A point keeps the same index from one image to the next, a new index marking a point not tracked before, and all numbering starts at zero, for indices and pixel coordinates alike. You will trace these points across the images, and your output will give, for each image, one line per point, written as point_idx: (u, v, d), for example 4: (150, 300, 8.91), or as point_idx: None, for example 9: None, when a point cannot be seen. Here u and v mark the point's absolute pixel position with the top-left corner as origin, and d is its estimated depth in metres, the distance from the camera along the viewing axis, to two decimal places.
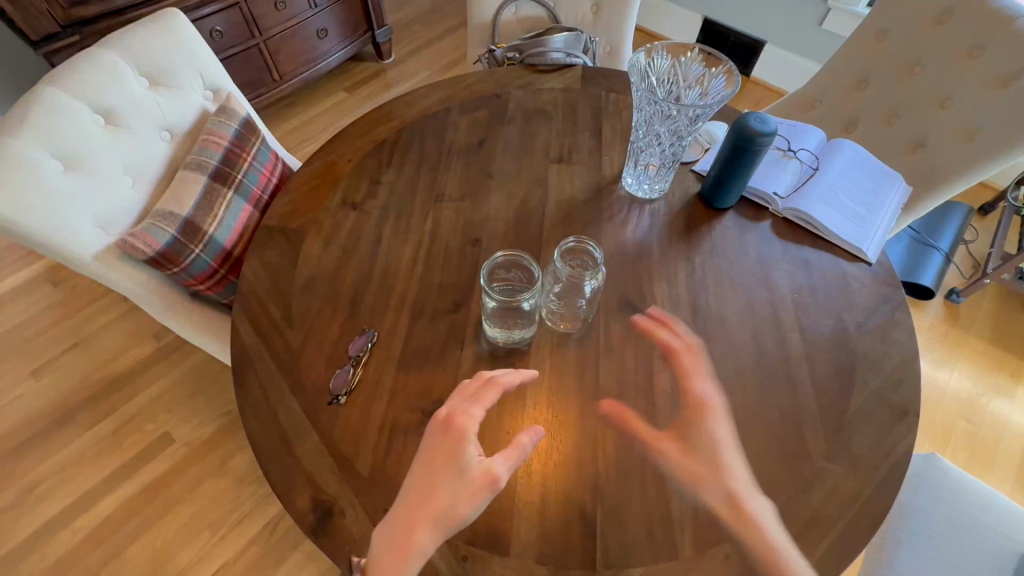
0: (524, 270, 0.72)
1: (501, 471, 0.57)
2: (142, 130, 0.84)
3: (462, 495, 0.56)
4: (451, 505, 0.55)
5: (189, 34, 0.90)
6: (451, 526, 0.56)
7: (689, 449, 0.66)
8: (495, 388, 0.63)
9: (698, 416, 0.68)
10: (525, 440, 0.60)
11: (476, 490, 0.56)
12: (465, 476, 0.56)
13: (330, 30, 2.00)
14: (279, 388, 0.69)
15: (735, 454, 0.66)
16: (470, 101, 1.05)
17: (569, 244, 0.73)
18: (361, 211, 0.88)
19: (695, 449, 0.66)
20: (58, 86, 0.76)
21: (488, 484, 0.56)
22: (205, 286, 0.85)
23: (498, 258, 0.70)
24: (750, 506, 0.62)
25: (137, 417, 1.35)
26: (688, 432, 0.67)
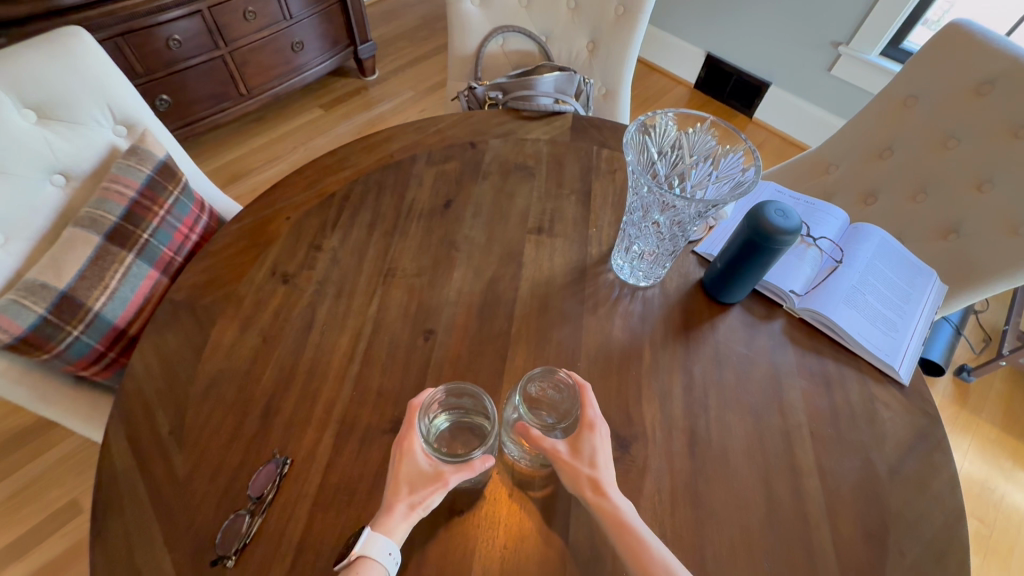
0: (477, 399, 0.59)
1: (452, 476, 0.52)
2: (20, 174, 0.68)
3: (422, 486, 0.52)
4: (415, 491, 0.52)
5: (94, 57, 0.74)
6: (415, 514, 0.51)
7: (573, 454, 0.54)
8: (415, 406, 0.55)
9: (582, 428, 0.55)
10: (478, 461, 0.53)
11: (427, 483, 0.52)
12: (420, 470, 0.53)
13: (308, 44, 1.86)
14: (150, 538, 0.53)
15: (608, 462, 0.55)
16: (440, 150, 0.90)
17: (533, 374, 0.58)
18: (293, 286, 0.72)
19: (577, 455, 0.54)
20: None
21: (437, 484, 0.52)
22: (89, 372, 0.69)
23: (437, 391, 0.57)
24: (616, 511, 0.51)
25: (42, 479, 1.17)
26: (575, 437, 0.55)
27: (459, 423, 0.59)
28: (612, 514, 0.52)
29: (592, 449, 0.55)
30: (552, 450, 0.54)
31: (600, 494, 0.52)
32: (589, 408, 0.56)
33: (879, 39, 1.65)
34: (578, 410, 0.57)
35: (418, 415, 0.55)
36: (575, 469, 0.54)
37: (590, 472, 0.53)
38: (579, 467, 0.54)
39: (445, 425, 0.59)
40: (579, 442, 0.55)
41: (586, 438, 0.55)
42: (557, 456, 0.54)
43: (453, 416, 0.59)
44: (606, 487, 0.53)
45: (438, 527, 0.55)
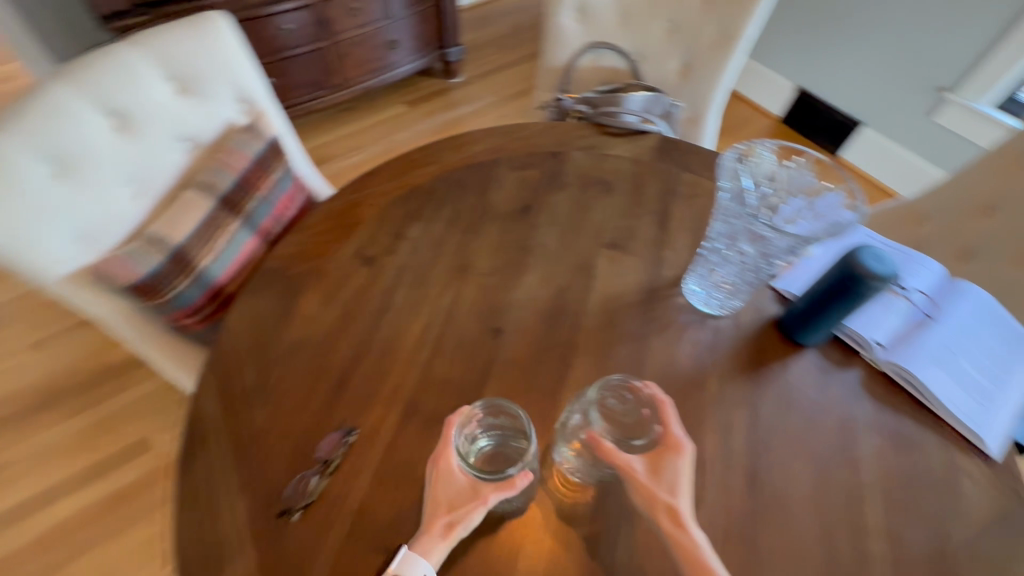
0: (513, 418, 0.59)
1: (491, 495, 0.52)
2: (155, 139, 0.77)
3: (461, 505, 0.53)
4: (454, 509, 0.53)
5: (231, 40, 0.80)
6: (454, 534, 0.52)
7: (654, 474, 0.53)
8: (452, 423, 0.57)
9: (668, 449, 0.55)
10: (519, 479, 0.53)
11: (465, 503, 0.53)
12: (457, 488, 0.53)
13: (402, 43, 1.95)
14: (227, 481, 0.58)
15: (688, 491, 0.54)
16: (524, 156, 0.92)
17: (610, 380, 0.60)
18: (374, 269, 0.76)
19: (659, 477, 0.53)
20: (68, 84, 0.67)
21: (475, 504, 0.52)
22: (187, 321, 0.75)
23: (474, 408, 0.59)
24: (690, 542, 0.50)
25: (120, 413, 1.29)
26: (657, 458, 0.55)
27: (500, 444, 0.60)
28: (685, 545, 0.51)
29: (675, 475, 0.54)
30: (632, 468, 0.53)
31: (677, 523, 0.51)
32: (675, 433, 0.55)
33: (991, 88, 1.57)
34: (662, 430, 0.56)
35: (454, 431, 0.56)
36: (653, 492, 0.53)
37: (668, 498, 0.52)
38: (658, 490, 0.53)
39: (485, 445, 0.59)
40: (660, 464, 0.54)
41: (669, 461, 0.54)
42: (636, 476, 0.53)
43: (493, 436, 0.60)
44: (683, 515, 0.52)
45: (488, 519, 0.57)
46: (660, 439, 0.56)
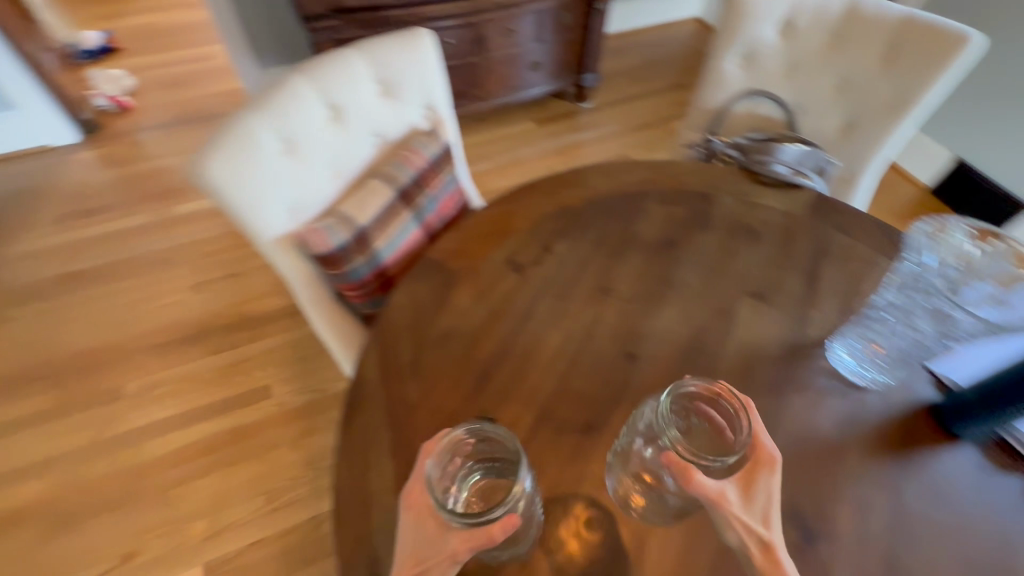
0: (503, 448, 0.54)
1: (461, 550, 0.47)
2: (356, 131, 0.88)
3: (428, 555, 0.49)
4: (422, 560, 0.49)
5: (430, 54, 0.91)
6: None
7: (746, 495, 0.51)
8: (429, 454, 0.53)
9: (758, 467, 0.51)
10: (501, 529, 0.47)
11: (433, 552, 0.48)
12: (430, 533, 0.49)
13: (544, 66, 2.05)
14: (380, 443, 0.65)
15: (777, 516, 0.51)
16: (672, 193, 0.94)
17: (682, 387, 0.57)
18: (522, 277, 0.81)
19: (750, 498, 0.51)
20: (305, 77, 0.80)
21: (444, 557, 0.48)
22: (351, 294, 0.84)
23: (457, 434, 0.54)
24: None
25: (251, 359, 1.46)
26: (747, 479, 0.52)
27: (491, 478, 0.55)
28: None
29: (762, 495, 0.51)
30: (725, 495, 0.50)
31: (768, 551, 0.49)
32: (768, 450, 0.52)
33: None
34: (750, 447, 0.52)
35: (430, 463, 0.52)
36: (746, 521, 0.50)
37: (762, 530, 0.50)
38: (751, 517, 0.50)
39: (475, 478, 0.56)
40: (751, 487, 0.51)
41: (762, 480, 0.51)
42: (731, 505, 0.50)
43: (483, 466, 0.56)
44: (779, 550, 0.49)
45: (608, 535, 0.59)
46: (750, 455, 0.52)
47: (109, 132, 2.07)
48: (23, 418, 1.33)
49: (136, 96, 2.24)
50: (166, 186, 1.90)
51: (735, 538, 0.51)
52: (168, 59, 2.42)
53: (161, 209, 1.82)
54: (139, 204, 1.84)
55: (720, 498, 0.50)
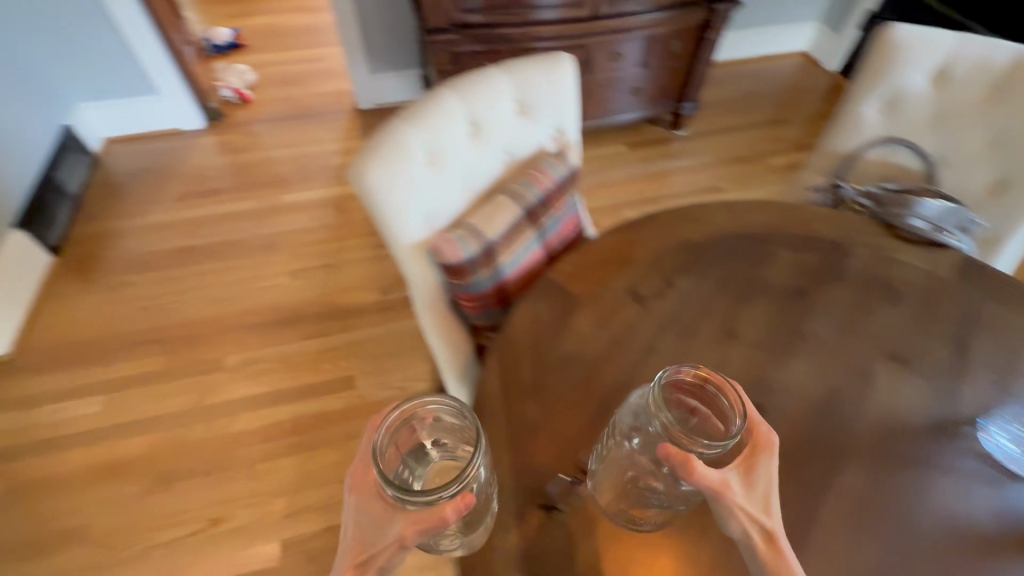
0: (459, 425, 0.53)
1: (409, 532, 0.48)
2: (489, 147, 0.90)
3: (379, 537, 0.50)
4: (370, 542, 0.50)
5: (568, 77, 0.92)
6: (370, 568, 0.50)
7: (749, 482, 0.52)
8: (379, 429, 0.51)
9: (758, 452, 0.53)
10: (453, 510, 0.47)
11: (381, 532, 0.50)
12: (381, 519, 0.50)
13: (644, 91, 2.04)
14: (501, 459, 0.66)
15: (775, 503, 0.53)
16: (801, 238, 0.91)
17: (675, 371, 0.54)
18: (643, 309, 0.80)
19: (753, 485, 0.52)
20: (453, 93, 0.84)
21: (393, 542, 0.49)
22: (468, 305, 0.86)
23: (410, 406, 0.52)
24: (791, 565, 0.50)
25: (339, 349, 1.53)
26: (748, 465, 0.53)
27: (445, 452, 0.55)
28: (780, 562, 0.51)
29: (758, 480, 0.53)
30: (729, 484, 0.51)
31: (769, 538, 0.51)
32: (765, 434, 0.54)
33: None
34: (746, 435, 0.54)
35: (378, 441, 0.50)
36: (748, 509, 0.52)
37: (763, 518, 0.52)
38: (754, 504, 0.52)
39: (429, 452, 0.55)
40: (752, 473, 0.53)
41: (761, 464, 0.53)
42: (737, 494, 0.51)
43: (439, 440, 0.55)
44: (780, 537, 0.51)
45: None
46: (749, 441, 0.54)
47: (230, 121, 2.25)
48: (136, 377, 1.45)
49: (255, 90, 2.42)
50: (275, 175, 2.03)
51: (736, 527, 0.52)
52: (286, 58, 2.61)
53: (269, 197, 1.95)
54: (250, 189, 1.97)
55: (724, 486, 0.51)
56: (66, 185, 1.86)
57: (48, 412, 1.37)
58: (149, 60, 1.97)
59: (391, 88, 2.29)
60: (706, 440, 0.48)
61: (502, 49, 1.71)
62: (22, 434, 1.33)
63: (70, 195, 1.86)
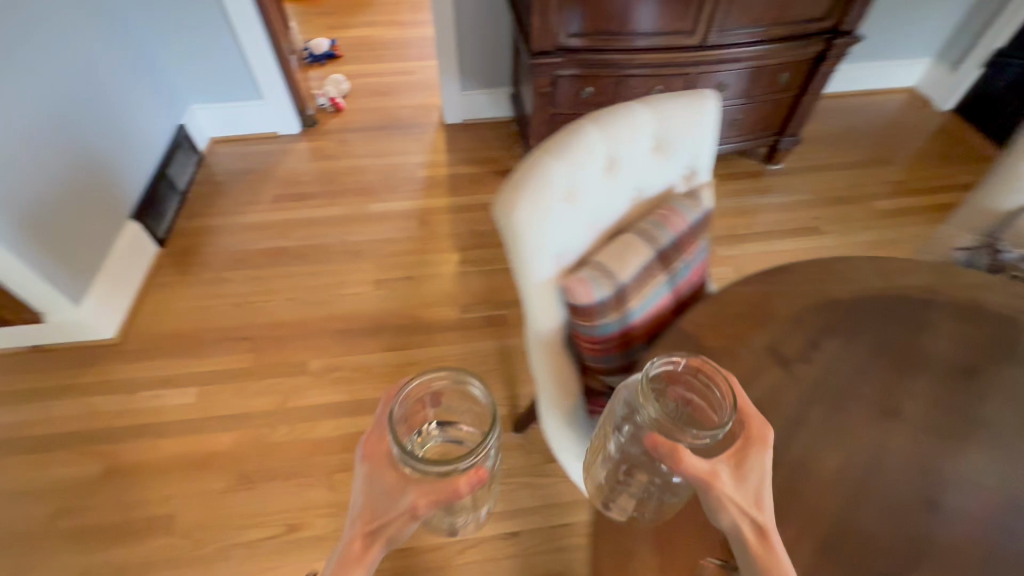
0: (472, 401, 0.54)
1: (422, 503, 0.50)
2: (622, 184, 0.87)
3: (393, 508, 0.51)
4: (383, 511, 0.52)
5: (710, 116, 0.88)
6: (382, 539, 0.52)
7: (739, 476, 0.53)
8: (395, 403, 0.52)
9: (750, 446, 0.54)
10: (467, 484, 0.50)
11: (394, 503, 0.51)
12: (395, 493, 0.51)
13: (743, 122, 1.96)
14: (641, 530, 0.62)
15: (765, 497, 0.54)
16: (963, 306, 0.82)
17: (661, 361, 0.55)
18: (788, 372, 0.74)
19: (743, 479, 0.53)
20: (596, 127, 0.80)
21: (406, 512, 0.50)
22: (589, 348, 0.81)
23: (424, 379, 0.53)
24: (781, 560, 0.51)
25: (418, 365, 1.53)
26: (739, 458, 0.54)
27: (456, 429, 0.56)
28: (771, 556, 0.51)
29: (749, 472, 0.53)
30: (719, 475, 0.52)
31: (760, 533, 0.52)
32: (758, 427, 0.55)
33: None
34: (738, 428, 0.55)
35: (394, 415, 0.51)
36: (739, 501, 0.52)
37: (753, 511, 0.53)
38: (743, 496, 0.52)
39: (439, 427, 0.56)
40: (744, 466, 0.54)
41: (752, 456, 0.54)
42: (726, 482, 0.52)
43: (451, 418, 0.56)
44: (771, 532, 0.52)
45: None
46: (741, 434, 0.54)
47: (323, 129, 2.34)
48: (225, 372, 1.49)
49: (349, 100, 2.51)
50: (363, 184, 2.08)
51: (727, 521, 0.53)
52: (378, 70, 2.70)
53: (357, 204, 1.99)
54: (340, 196, 2.03)
55: (712, 477, 0.51)
56: (176, 181, 1.97)
57: (146, 399, 1.43)
58: (259, 67, 2.08)
59: (480, 104, 2.32)
60: (695, 431, 0.48)
61: (603, 74, 1.69)
62: (122, 418, 1.39)
63: (179, 190, 1.97)
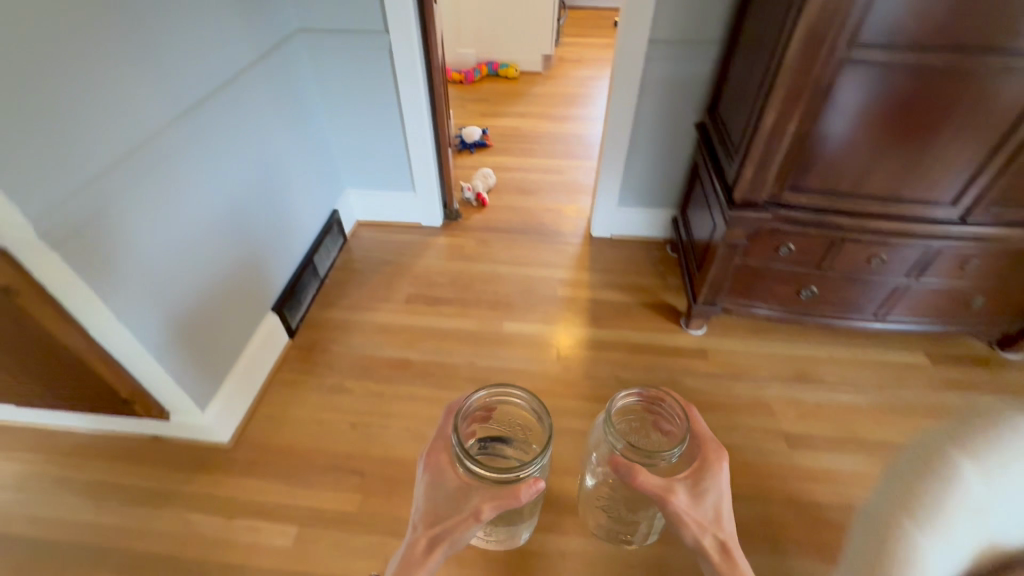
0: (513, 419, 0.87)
1: (485, 506, 0.78)
2: (981, 534, 0.63)
3: (460, 508, 0.80)
4: (450, 507, 0.80)
5: None
6: (456, 532, 0.79)
7: (694, 497, 0.82)
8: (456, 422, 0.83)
9: (702, 468, 0.84)
10: (522, 492, 0.77)
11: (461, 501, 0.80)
12: (457, 496, 0.81)
13: (984, 305, 1.53)
14: None
15: (716, 500, 0.83)
16: None
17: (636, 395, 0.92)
18: None
19: (699, 498, 0.82)
20: (971, 464, 0.60)
21: (473, 513, 0.78)
22: None
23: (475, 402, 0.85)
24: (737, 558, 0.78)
25: (542, 557, 1.28)
26: (696, 479, 0.84)
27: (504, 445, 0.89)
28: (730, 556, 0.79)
29: (702, 489, 0.83)
30: (675, 490, 0.82)
31: (715, 541, 0.80)
32: (709, 454, 0.85)
33: None
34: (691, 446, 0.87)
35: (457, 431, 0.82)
36: (694, 512, 0.81)
37: (711, 524, 0.81)
38: (700, 509, 0.81)
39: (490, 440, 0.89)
40: (699, 486, 0.84)
41: (703, 472, 0.84)
42: (682, 500, 0.82)
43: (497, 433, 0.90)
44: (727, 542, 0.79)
45: None
46: (697, 460, 0.85)
47: (465, 224, 2.27)
48: (327, 514, 1.32)
49: (493, 195, 2.43)
50: (498, 294, 1.93)
51: (691, 531, 0.81)
52: (525, 165, 2.63)
53: (490, 320, 1.83)
54: (472, 305, 1.89)
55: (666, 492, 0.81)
56: (319, 267, 1.95)
57: (244, 530, 1.29)
58: (419, 164, 2.06)
59: (634, 222, 2.12)
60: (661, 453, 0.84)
61: (815, 234, 1.39)
62: (216, 549, 1.26)
63: (319, 276, 1.94)
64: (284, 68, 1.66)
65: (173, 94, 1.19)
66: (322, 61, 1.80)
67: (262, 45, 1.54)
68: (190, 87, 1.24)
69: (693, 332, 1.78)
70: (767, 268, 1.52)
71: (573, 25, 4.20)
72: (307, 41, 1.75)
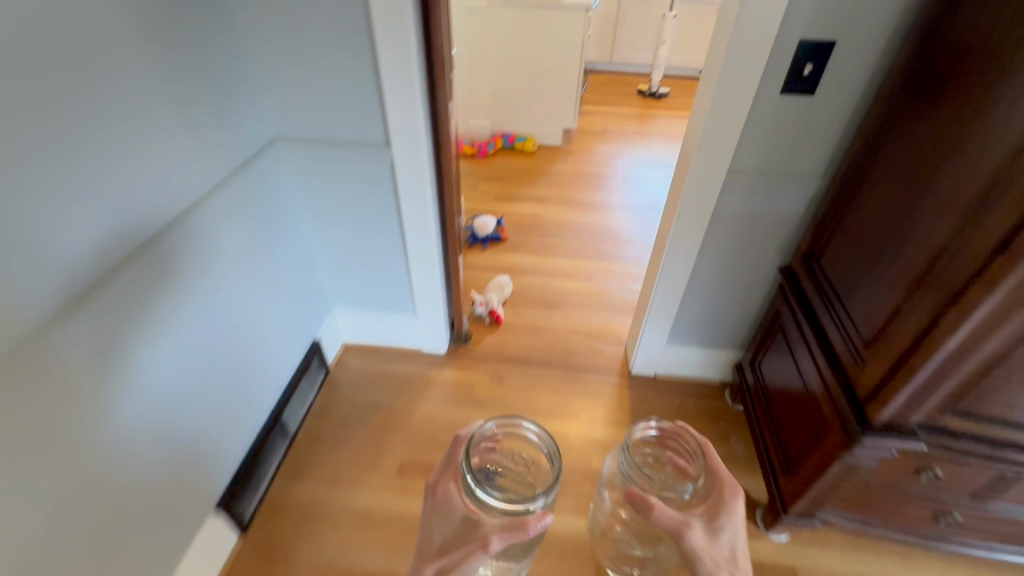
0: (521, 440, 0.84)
1: (493, 538, 0.72)
2: None
3: (467, 538, 0.75)
4: (458, 539, 0.76)
5: None
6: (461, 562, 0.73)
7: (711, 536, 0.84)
8: (463, 440, 0.82)
9: (719, 498, 0.87)
10: (531, 523, 0.72)
11: (464, 532, 0.76)
12: (462, 516, 0.77)
13: None
14: None
15: (732, 528, 0.86)
16: None
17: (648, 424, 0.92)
18: None
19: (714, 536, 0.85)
20: None
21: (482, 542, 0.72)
22: None
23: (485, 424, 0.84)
24: None
25: None
26: (713, 516, 0.86)
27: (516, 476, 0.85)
28: None
29: (718, 525, 0.85)
30: (691, 527, 0.83)
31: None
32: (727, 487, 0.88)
33: None
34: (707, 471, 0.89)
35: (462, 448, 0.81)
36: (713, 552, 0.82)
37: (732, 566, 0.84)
38: (718, 547, 0.83)
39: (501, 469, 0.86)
40: (716, 524, 0.85)
41: (722, 506, 0.86)
42: (698, 537, 0.83)
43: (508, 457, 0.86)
44: None
45: None
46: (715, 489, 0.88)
47: (476, 350, 1.87)
48: None
49: (510, 308, 2.05)
50: None
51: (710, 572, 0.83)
52: (547, 267, 2.27)
53: None
54: None
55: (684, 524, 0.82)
56: (289, 422, 1.54)
57: None
58: (422, 284, 1.67)
59: (685, 362, 1.72)
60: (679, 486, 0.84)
61: (982, 467, 0.98)
62: None
63: (289, 434, 1.52)
64: (253, 188, 1.28)
65: (44, 283, 0.79)
66: (305, 172, 1.42)
67: (215, 169, 1.16)
68: (77, 265, 0.84)
69: (775, 537, 1.34)
70: (899, 490, 1.10)
71: (594, 92, 3.93)
72: (286, 149, 1.38)
